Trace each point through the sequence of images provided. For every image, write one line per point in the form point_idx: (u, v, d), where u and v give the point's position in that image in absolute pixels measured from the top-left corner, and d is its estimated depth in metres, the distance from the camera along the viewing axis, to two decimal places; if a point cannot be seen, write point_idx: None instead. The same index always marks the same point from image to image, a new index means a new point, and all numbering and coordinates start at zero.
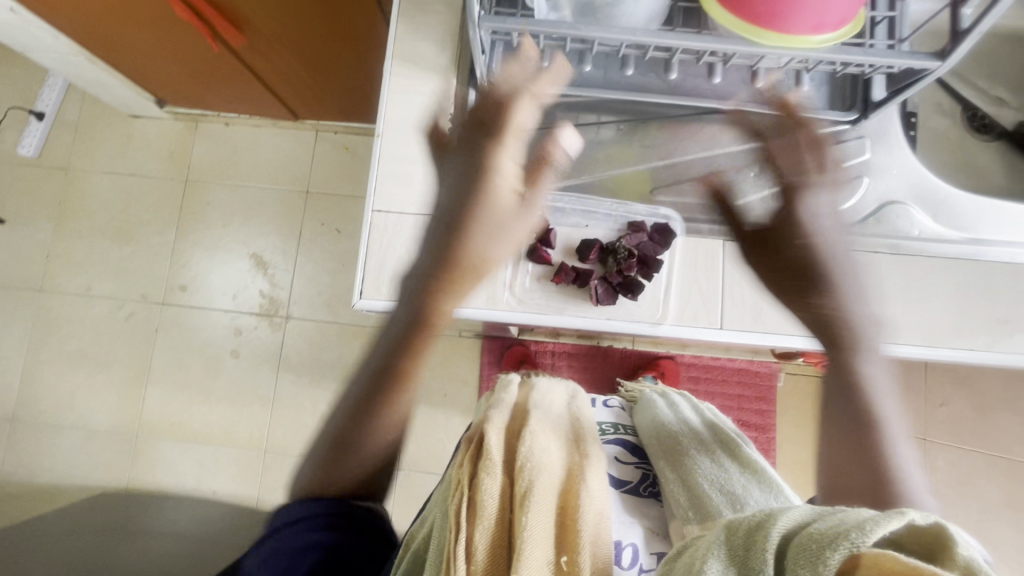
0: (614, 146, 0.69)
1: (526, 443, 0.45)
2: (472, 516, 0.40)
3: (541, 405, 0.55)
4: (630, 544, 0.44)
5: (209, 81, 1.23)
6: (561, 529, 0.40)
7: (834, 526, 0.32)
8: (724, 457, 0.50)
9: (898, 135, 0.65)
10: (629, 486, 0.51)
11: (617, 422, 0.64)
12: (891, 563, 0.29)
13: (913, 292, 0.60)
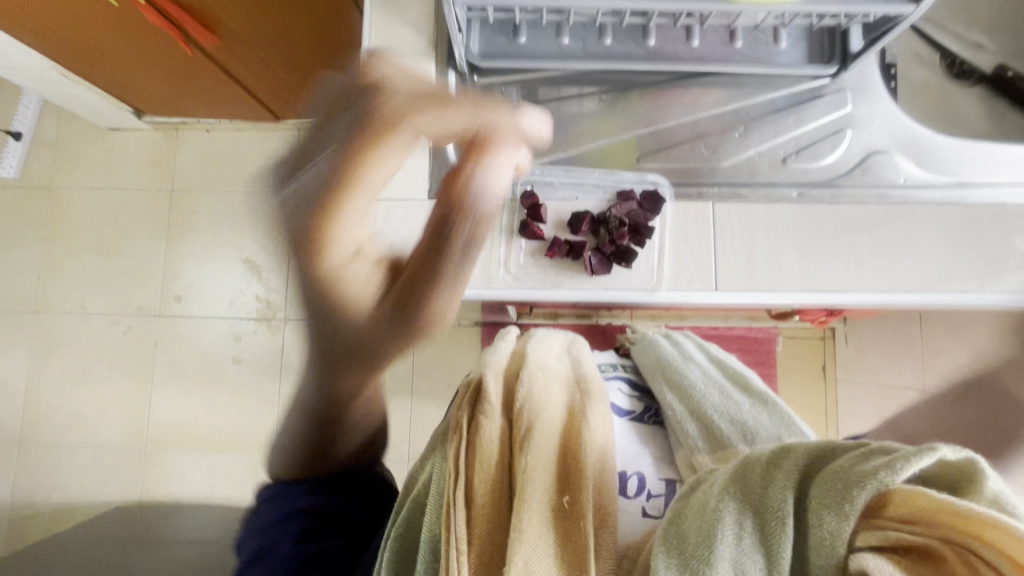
0: (598, 118, 0.68)
1: (524, 385, 0.43)
2: (471, 460, 0.38)
3: (539, 348, 0.52)
4: (637, 473, 0.45)
5: (188, 88, 1.33)
6: (564, 467, 0.38)
7: (859, 462, 0.31)
8: (732, 390, 0.52)
9: (877, 86, 0.66)
10: (634, 414, 0.54)
11: (616, 362, 0.67)
12: (923, 501, 0.29)
13: (900, 240, 0.61)
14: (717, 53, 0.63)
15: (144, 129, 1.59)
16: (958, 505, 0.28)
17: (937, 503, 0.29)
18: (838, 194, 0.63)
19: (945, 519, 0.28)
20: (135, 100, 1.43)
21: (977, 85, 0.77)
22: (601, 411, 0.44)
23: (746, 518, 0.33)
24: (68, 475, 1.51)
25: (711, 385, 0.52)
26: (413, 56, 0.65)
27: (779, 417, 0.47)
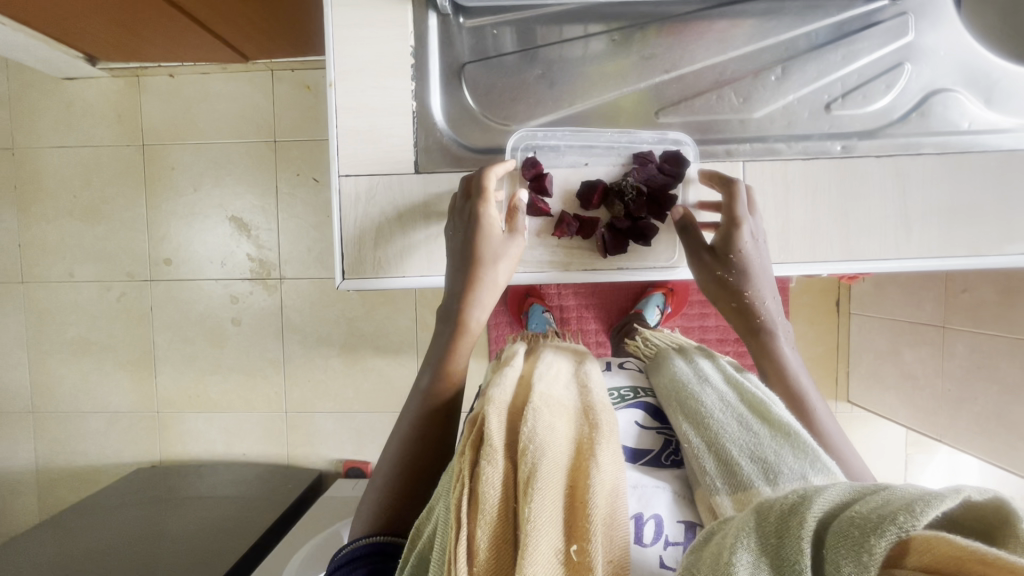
0: (608, 62, 0.57)
1: (528, 423, 0.43)
2: (474, 511, 0.38)
3: (547, 375, 0.51)
4: (653, 517, 0.42)
5: (140, 30, 1.18)
6: (571, 512, 0.38)
7: (879, 509, 0.28)
8: (749, 417, 0.46)
9: (947, 5, 0.55)
10: (651, 456, 0.49)
11: (635, 385, 0.60)
12: (945, 547, 0.26)
13: (958, 197, 0.53)
14: None
15: (101, 78, 1.44)
16: (984, 551, 0.25)
17: (966, 552, 0.25)
18: (885, 144, 0.55)
19: (973, 568, 0.25)
20: (83, 44, 1.28)
21: None
22: (611, 446, 0.43)
23: (761, 571, 0.29)
24: (86, 442, 1.54)
25: (729, 413, 0.47)
26: None
27: (801, 449, 0.42)
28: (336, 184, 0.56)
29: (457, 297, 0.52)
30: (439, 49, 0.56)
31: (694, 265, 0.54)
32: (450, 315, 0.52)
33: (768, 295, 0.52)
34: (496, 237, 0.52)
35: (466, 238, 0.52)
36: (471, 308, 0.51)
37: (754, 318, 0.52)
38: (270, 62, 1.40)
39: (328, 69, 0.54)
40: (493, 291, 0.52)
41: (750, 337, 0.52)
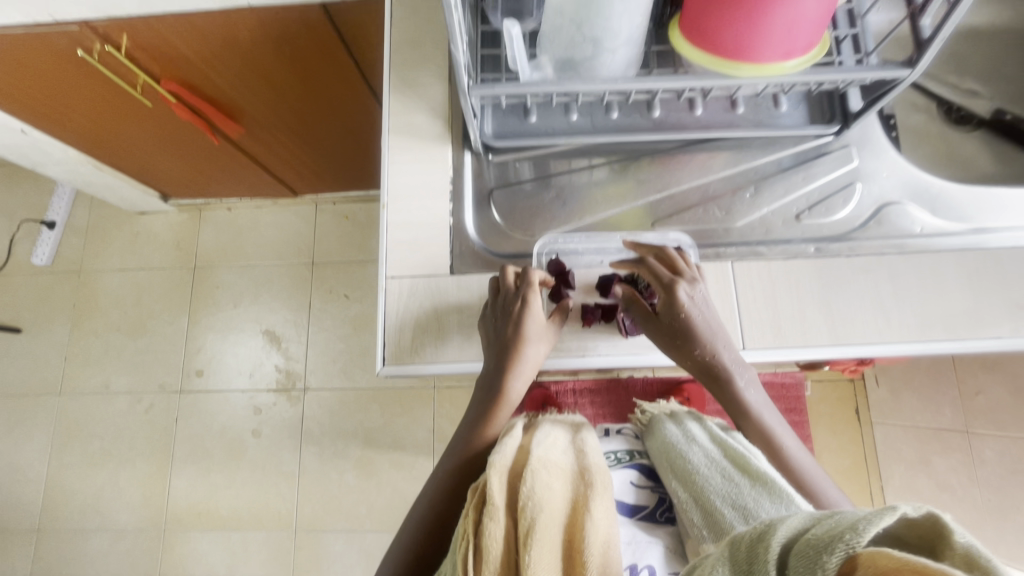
0: (610, 186, 0.70)
1: (527, 481, 0.45)
2: (479, 562, 0.41)
3: (544, 442, 0.52)
4: (647, 567, 0.46)
5: (209, 171, 1.41)
6: (567, 560, 0.42)
7: (830, 529, 0.28)
8: (732, 470, 0.49)
9: (881, 140, 0.67)
10: (644, 513, 0.52)
11: (631, 448, 0.63)
12: (885, 560, 0.25)
13: (927, 288, 0.61)
14: (722, 120, 0.66)
15: (169, 212, 1.67)
16: (915, 561, 0.24)
17: (900, 563, 0.25)
18: (854, 246, 0.64)
19: None
20: (159, 183, 1.51)
21: (979, 128, 0.77)
22: (604, 501, 0.46)
23: None
24: (84, 565, 1.47)
25: (713, 467, 0.50)
26: (430, 140, 0.69)
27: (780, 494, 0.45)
28: (383, 284, 0.65)
29: (497, 368, 0.58)
30: (472, 178, 0.69)
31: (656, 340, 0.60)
32: (491, 383, 0.58)
33: (727, 351, 0.58)
34: (541, 322, 0.59)
35: (510, 319, 0.59)
36: (510, 380, 0.58)
37: (708, 366, 0.57)
38: (316, 197, 1.61)
39: (382, 194, 0.67)
40: (533, 364, 0.59)
41: (713, 389, 0.58)
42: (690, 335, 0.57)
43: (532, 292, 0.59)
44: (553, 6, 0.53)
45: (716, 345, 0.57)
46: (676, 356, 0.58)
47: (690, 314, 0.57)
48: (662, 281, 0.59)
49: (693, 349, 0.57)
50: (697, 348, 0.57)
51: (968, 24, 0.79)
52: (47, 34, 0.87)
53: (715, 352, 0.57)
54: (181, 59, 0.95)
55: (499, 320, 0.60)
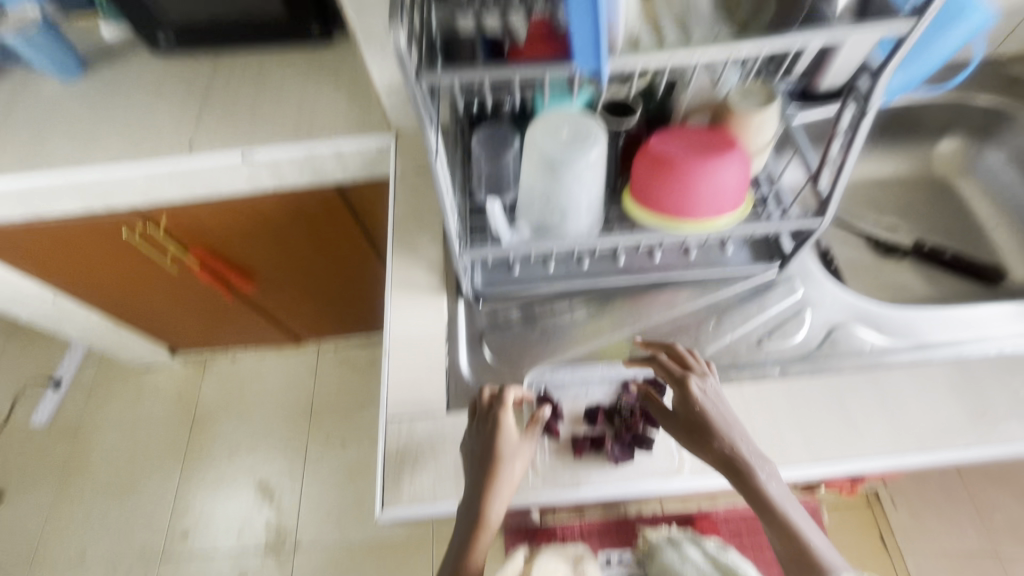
0: (589, 324, 0.77)
1: None
2: None
3: None
4: None
5: (220, 325, 1.51)
6: None
7: None
8: None
9: (818, 273, 0.77)
10: None
11: None
12: None
13: (890, 402, 0.66)
14: (677, 261, 0.77)
15: (174, 365, 1.72)
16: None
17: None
18: (815, 366, 0.70)
19: None
20: (170, 338, 1.59)
21: (907, 257, 0.87)
22: None
23: None
24: None
25: None
26: (428, 292, 0.78)
27: None
28: (383, 426, 0.69)
29: (476, 489, 0.60)
30: (465, 322, 0.77)
31: (676, 433, 0.63)
32: (471, 506, 0.60)
33: (745, 443, 0.60)
34: (515, 440, 0.62)
35: (485, 439, 0.62)
36: (489, 501, 0.60)
37: (731, 459, 0.59)
38: (319, 343, 1.69)
39: (384, 341, 0.74)
40: (510, 483, 0.61)
41: (736, 483, 0.60)
42: (707, 426, 0.61)
43: (504, 412, 0.63)
44: (525, 187, 0.65)
45: (734, 436, 0.61)
46: (699, 450, 0.61)
47: (704, 406, 0.62)
48: (676, 377, 0.65)
49: (713, 442, 0.60)
50: (715, 439, 0.60)
51: (874, 176, 0.95)
52: (100, 219, 1.02)
53: (734, 443, 0.60)
54: (212, 232, 1.10)
55: (477, 439, 0.63)
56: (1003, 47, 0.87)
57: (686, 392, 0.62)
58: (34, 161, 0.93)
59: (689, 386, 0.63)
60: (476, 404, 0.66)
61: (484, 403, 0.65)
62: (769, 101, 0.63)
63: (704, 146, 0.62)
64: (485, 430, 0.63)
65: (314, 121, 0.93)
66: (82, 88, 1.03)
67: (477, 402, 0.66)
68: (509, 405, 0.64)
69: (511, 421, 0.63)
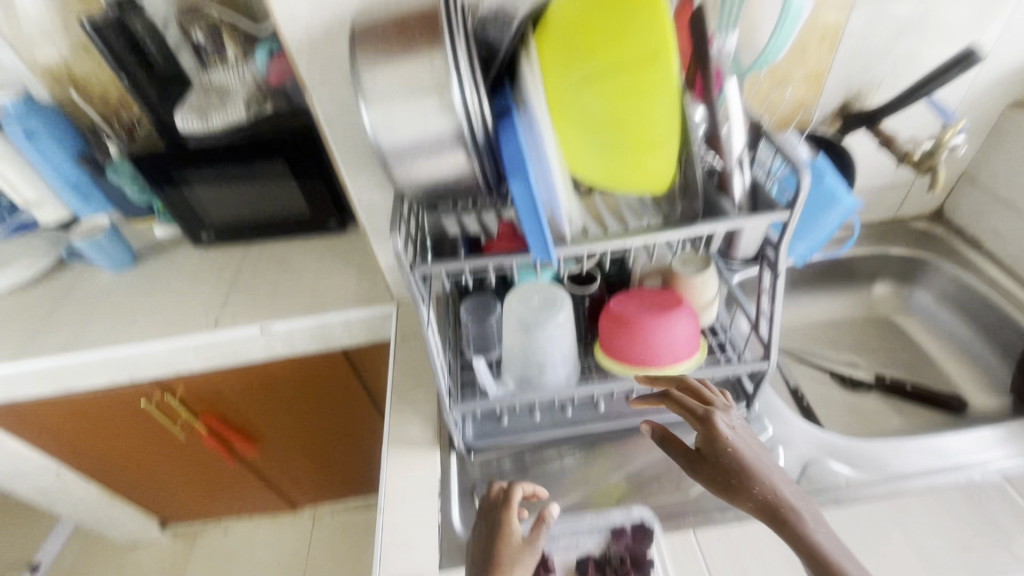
0: (577, 471, 0.81)
1: None
2: None
3: None
4: None
5: (217, 492, 1.49)
6: None
7: None
8: None
9: (785, 409, 0.82)
10: None
11: None
12: None
13: (875, 538, 0.67)
14: (654, 405, 0.83)
15: (161, 540, 1.65)
16: None
17: None
18: None
19: None
20: (163, 510, 1.55)
21: (872, 391, 0.93)
22: None
23: None
24: None
25: None
26: (423, 447, 0.83)
27: None
28: None
29: None
30: (458, 475, 0.80)
31: (707, 479, 0.61)
32: None
33: (785, 485, 0.58)
34: (517, 541, 0.62)
35: (489, 538, 0.62)
36: None
37: (773, 503, 0.57)
38: (315, 508, 1.65)
39: (380, 499, 0.77)
40: None
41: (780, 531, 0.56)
42: (742, 468, 0.59)
43: (507, 509, 0.64)
44: (506, 345, 0.74)
45: (771, 478, 0.58)
46: (737, 496, 0.58)
47: (736, 447, 0.60)
48: (701, 416, 0.64)
49: (752, 486, 0.58)
50: (754, 481, 0.58)
51: (826, 318, 1.06)
52: (123, 390, 1.10)
53: (774, 485, 0.58)
54: (223, 398, 1.17)
55: (483, 538, 0.63)
56: (905, 210, 1.04)
57: (715, 433, 0.61)
58: (76, 341, 1.05)
59: (717, 427, 0.62)
60: (484, 501, 0.67)
61: (491, 499, 0.66)
62: (705, 267, 0.76)
63: (657, 304, 0.72)
64: (491, 529, 0.63)
65: (326, 295, 1.07)
66: (129, 277, 1.20)
67: (484, 500, 0.67)
68: (513, 503, 0.65)
69: (515, 518, 0.63)
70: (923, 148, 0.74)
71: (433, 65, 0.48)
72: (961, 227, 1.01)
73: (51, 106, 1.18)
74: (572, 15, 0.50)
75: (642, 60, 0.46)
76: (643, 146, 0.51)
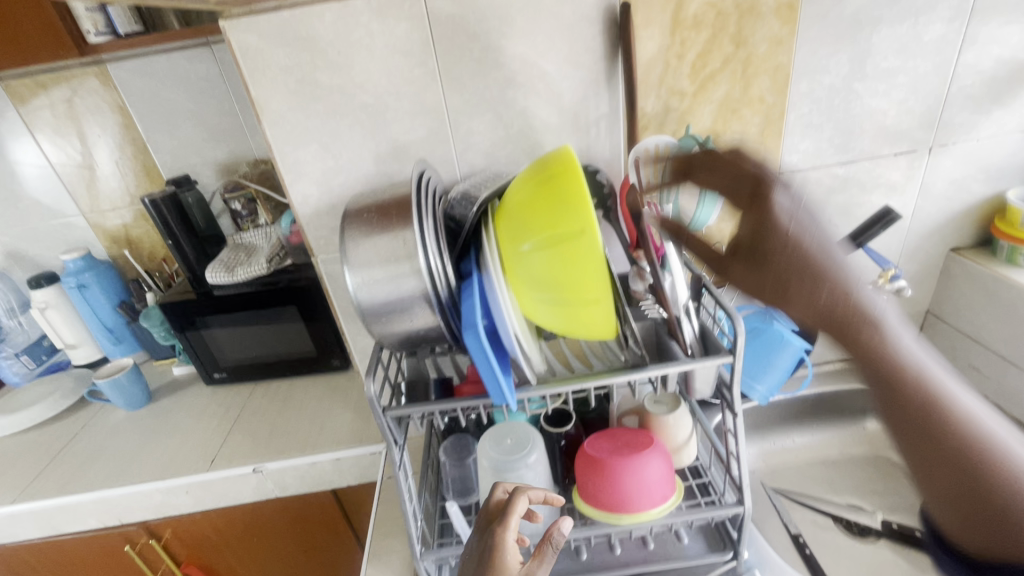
0: None
1: None
2: None
3: None
4: None
5: None
6: None
7: None
8: None
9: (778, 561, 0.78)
10: None
11: None
12: None
13: None
14: (638, 555, 0.79)
15: None
16: None
17: None
18: None
19: None
20: None
21: (881, 538, 0.88)
22: None
23: None
24: None
25: None
26: None
27: None
28: None
29: None
30: None
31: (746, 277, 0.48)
32: None
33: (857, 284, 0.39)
34: (513, 554, 0.56)
35: (483, 551, 0.56)
36: None
37: (841, 306, 0.38)
38: None
39: None
40: None
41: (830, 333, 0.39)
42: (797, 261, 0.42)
43: (506, 519, 0.59)
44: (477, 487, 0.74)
45: (850, 282, 0.39)
46: (792, 301, 0.42)
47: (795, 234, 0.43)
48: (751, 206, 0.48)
49: (817, 290, 0.40)
50: (806, 278, 0.41)
51: (821, 456, 1.03)
52: (109, 534, 1.09)
53: (841, 283, 0.39)
54: (208, 543, 1.15)
55: (482, 547, 0.58)
56: None
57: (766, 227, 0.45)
58: (75, 481, 1.08)
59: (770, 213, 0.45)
60: (483, 515, 0.63)
61: (490, 514, 0.63)
62: (675, 405, 0.79)
63: (629, 445, 0.74)
64: (487, 540, 0.58)
65: (322, 434, 1.10)
66: (140, 415, 1.27)
67: (483, 512, 0.63)
68: (511, 512, 0.60)
69: (511, 525, 0.58)
70: None
71: (403, 241, 0.58)
72: None
73: (105, 264, 1.36)
74: (520, 199, 0.61)
75: (572, 235, 0.56)
76: (581, 303, 0.59)
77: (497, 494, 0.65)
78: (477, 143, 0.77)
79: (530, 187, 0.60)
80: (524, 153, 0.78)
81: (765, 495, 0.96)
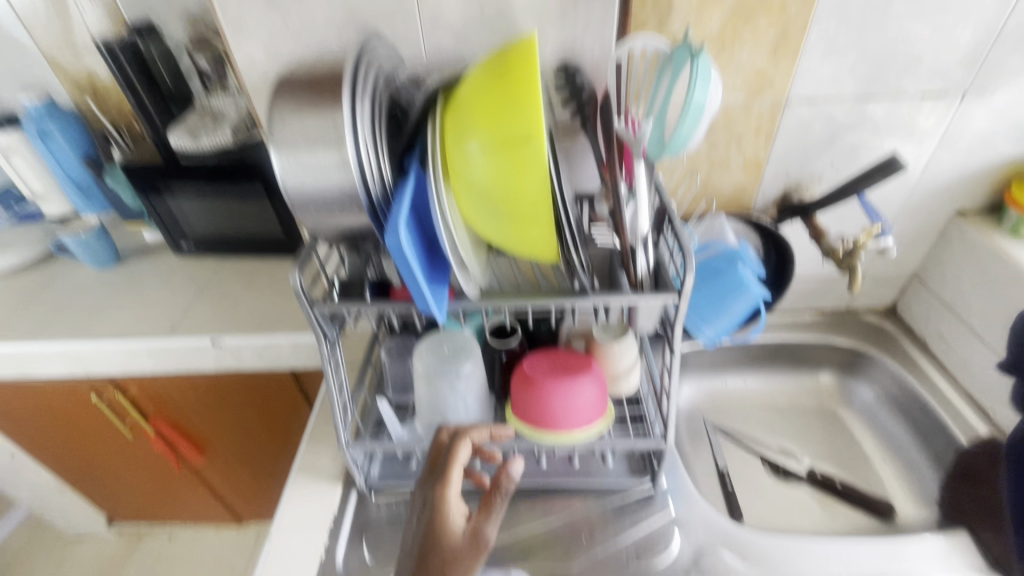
0: None
1: None
2: None
3: None
4: None
5: (163, 497, 1.51)
6: None
7: None
8: None
9: (694, 492, 0.80)
10: None
11: None
12: None
13: None
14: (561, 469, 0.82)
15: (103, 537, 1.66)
16: None
17: None
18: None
19: None
20: (110, 508, 1.57)
21: (802, 483, 0.90)
22: None
23: None
24: None
25: None
26: (329, 479, 0.84)
27: None
28: None
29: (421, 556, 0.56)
30: (354, 513, 0.80)
31: None
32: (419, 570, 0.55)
33: None
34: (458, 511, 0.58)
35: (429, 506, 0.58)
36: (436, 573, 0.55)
37: None
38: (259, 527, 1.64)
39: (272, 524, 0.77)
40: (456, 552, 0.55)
41: None
42: None
43: (450, 474, 0.59)
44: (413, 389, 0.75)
45: None
46: None
47: None
48: None
49: None
50: None
51: (767, 400, 1.04)
52: (77, 383, 1.15)
53: None
54: (174, 403, 1.21)
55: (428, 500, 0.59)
56: (857, 303, 1.04)
57: None
58: (41, 331, 1.10)
59: None
60: (428, 459, 0.64)
61: (435, 459, 0.63)
62: (622, 334, 0.77)
63: (566, 368, 0.73)
64: (432, 495, 0.59)
65: (281, 316, 1.11)
66: (109, 275, 1.27)
67: (428, 454, 0.64)
68: (456, 463, 0.61)
69: (456, 480, 0.59)
70: (845, 246, 0.78)
71: (333, 124, 0.52)
72: (913, 327, 1.00)
73: (69, 112, 1.28)
74: (472, 88, 0.53)
75: (517, 139, 0.49)
76: (521, 217, 0.54)
77: (442, 436, 0.65)
78: (446, 19, 0.67)
79: (479, 80, 0.53)
80: (500, 38, 0.68)
81: (704, 431, 0.99)
